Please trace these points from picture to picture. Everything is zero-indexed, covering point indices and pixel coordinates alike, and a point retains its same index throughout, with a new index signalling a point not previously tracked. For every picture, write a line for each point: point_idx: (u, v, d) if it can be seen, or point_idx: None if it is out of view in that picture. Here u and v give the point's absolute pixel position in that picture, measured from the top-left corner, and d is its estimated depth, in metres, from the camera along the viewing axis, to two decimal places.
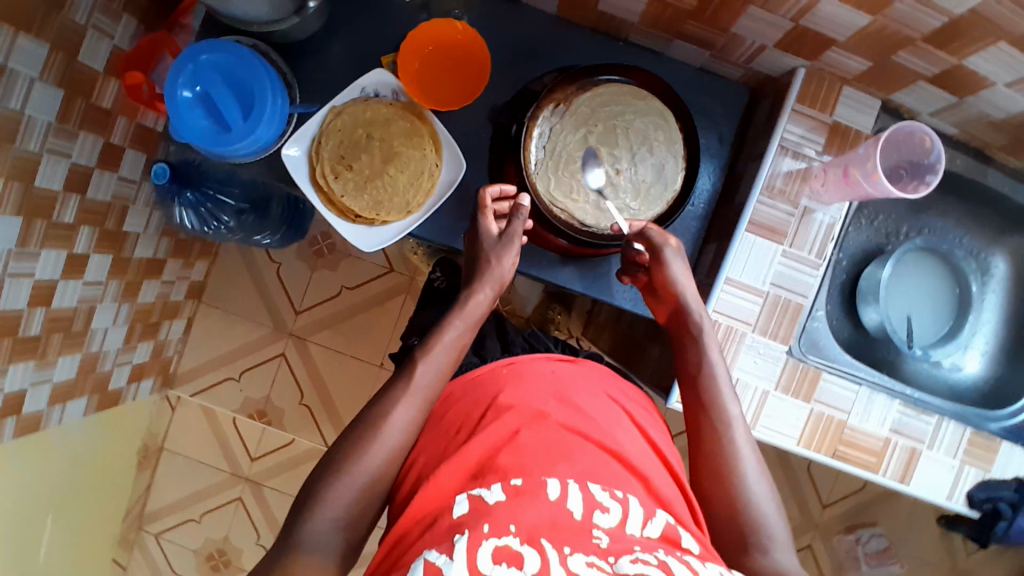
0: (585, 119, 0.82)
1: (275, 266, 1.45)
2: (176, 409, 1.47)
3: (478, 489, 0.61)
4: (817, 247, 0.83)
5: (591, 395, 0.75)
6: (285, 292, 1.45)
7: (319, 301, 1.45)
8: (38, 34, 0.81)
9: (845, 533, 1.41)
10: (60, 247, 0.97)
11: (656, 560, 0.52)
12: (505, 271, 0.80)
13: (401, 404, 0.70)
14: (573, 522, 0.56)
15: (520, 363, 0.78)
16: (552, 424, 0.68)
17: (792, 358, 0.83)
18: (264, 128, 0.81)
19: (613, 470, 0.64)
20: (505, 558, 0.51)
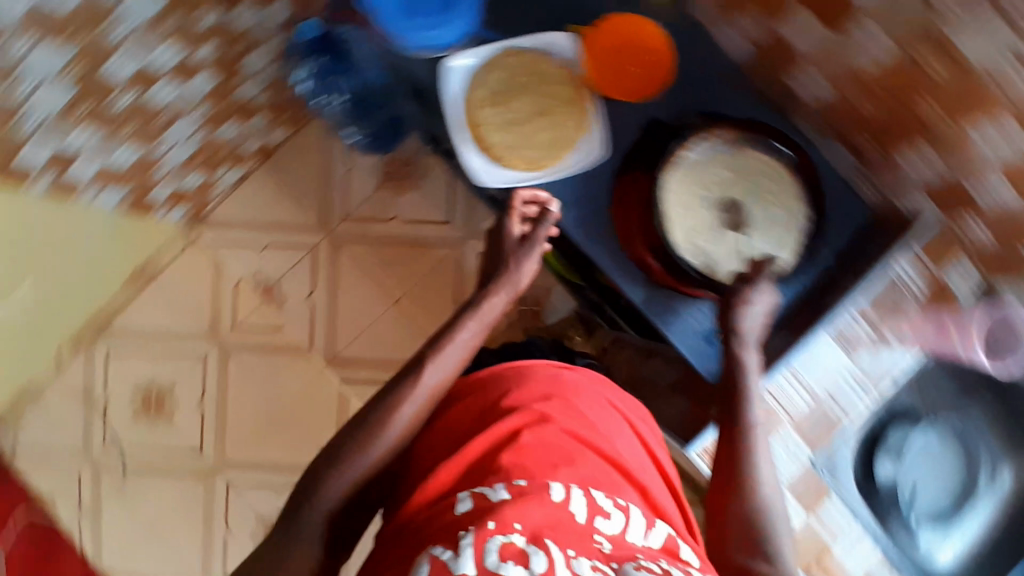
0: (739, 165, 0.88)
1: (345, 162, 1.34)
2: (190, 247, 1.34)
3: (481, 487, 0.64)
4: (875, 379, 0.94)
5: (594, 404, 0.78)
6: (338, 189, 1.34)
7: (365, 213, 1.34)
8: None
9: None
10: (180, 46, 0.92)
11: (658, 569, 0.58)
12: (522, 276, 0.84)
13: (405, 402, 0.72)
14: (577, 525, 0.61)
15: (530, 365, 0.80)
16: (555, 429, 0.71)
17: (814, 469, 0.95)
18: (445, 32, 0.85)
19: (609, 479, 0.69)
20: (512, 556, 0.54)
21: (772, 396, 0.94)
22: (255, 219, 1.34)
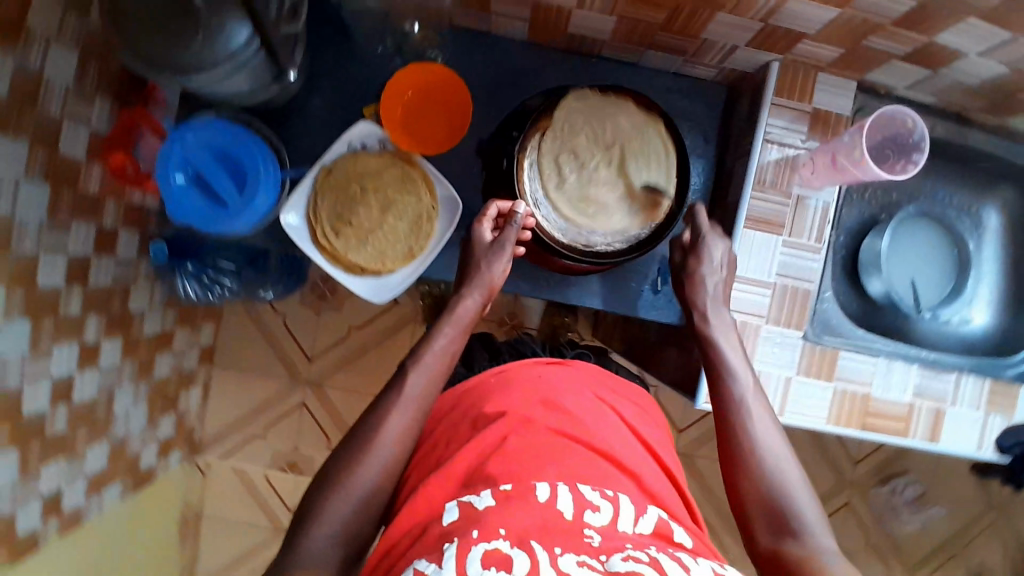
0: (586, 138, 0.84)
1: (280, 316, 1.45)
2: (207, 474, 1.48)
3: (467, 495, 0.64)
4: (816, 231, 0.83)
5: (576, 397, 0.79)
6: (294, 340, 1.46)
7: (331, 344, 1.46)
8: (19, 134, 0.88)
9: (880, 485, 1.42)
10: (73, 339, 1.04)
11: (646, 557, 0.57)
12: (494, 276, 0.82)
13: (393, 412, 0.72)
14: (563, 523, 0.60)
15: (511, 371, 0.83)
16: (540, 428, 0.72)
17: (809, 342, 0.83)
18: (261, 199, 0.82)
19: (603, 471, 0.69)
20: (495, 562, 0.54)
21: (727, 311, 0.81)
22: (252, 410, 1.47)
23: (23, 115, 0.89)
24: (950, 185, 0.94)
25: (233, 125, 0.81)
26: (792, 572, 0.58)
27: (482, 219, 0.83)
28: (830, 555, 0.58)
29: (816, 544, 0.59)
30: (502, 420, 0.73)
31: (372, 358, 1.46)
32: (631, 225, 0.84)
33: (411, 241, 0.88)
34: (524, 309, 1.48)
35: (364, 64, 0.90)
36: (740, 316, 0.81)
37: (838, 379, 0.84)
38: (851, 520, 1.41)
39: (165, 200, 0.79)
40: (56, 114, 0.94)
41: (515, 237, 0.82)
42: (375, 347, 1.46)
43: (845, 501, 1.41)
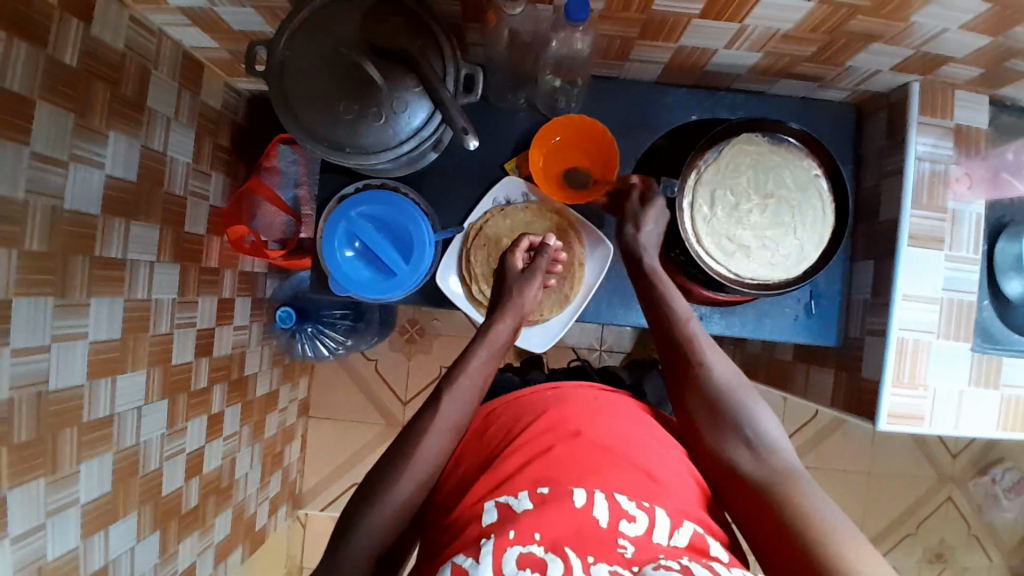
0: (749, 168, 0.83)
1: (372, 362, 1.44)
2: (308, 526, 1.44)
3: (507, 498, 0.67)
4: (974, 243, 0.84)
5: (624, 421, 0.78)
6: (387, 385, 1.45)
7: (424, 387, 1.44)
8: (147, 219, 0.88)
9: (979, 475, 1.44)
10: (200, 413, 1.03)
11: (678, 565, 0.60)
12: (526, 303, 0.83)
13: (428, 432, 0.73)
14: (598, 532, 0.63)
15: (567, 389, 0.83)
16: (586, 441, 0.74)
17: (977, 354, 0.84)
18: (425, 262, 0.82)
19: (639, 483, 0.69)
20: (528, 564, 0.59)
21: (898, 330, 0.83)
22: (352, 459, 1.44)
23: (150, 198, 0.88)
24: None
25: (390, 194, 0.82)
26: (752, 480, 0.69)
27: (515, 249, 0.85)
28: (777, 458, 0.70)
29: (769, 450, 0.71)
30: (546, 433, 0.75)
31: None
32: (790, 259, 0.83)
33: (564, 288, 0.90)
34: (615, 334, 1.48)
35: (494, 116, 0.90)
36: (912, 335, 0.83)
37: (1003, 388, 0.85)
38: (952, 510, 1.44)
39: (332, 274, 0.81)
40: (180, 194, 0.94)
41: (547, 267, 0.85)
42: None
43: (946, 495, 1.44)
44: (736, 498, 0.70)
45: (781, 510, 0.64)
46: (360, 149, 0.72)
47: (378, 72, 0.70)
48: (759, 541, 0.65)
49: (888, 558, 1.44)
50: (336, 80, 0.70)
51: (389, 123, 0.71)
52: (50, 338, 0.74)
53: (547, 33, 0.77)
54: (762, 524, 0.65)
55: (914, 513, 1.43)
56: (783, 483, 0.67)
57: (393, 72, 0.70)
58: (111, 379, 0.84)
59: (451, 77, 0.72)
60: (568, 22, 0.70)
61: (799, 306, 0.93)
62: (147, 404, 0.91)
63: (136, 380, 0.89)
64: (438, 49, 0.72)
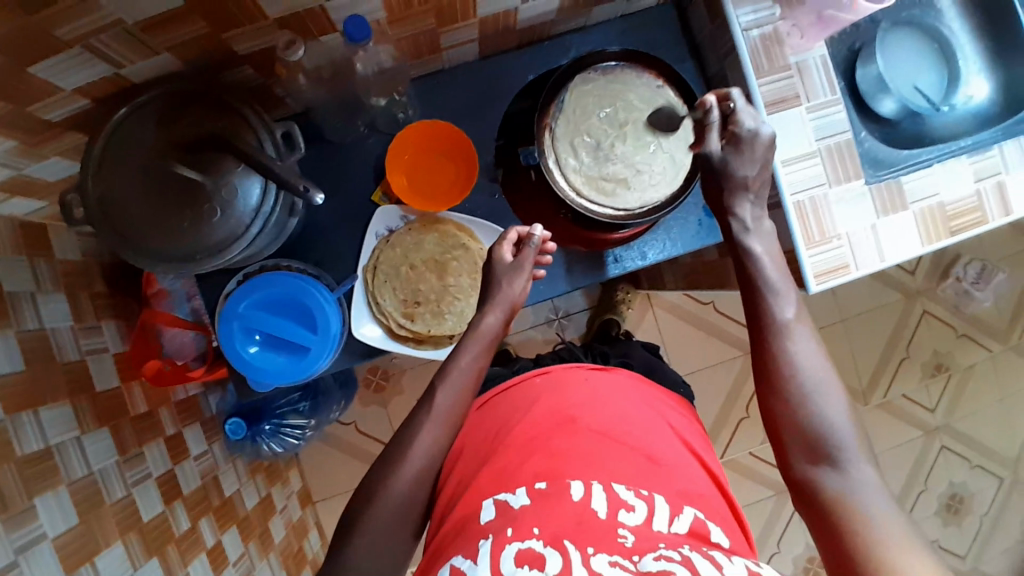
0: (596, 105, 0.83)
1: (351, 426, 1.43)
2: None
3: (503, 495, 0.70)
4: (828, 84, 0.85)
5: (618, 402, 0.82)
6: (375, 441, 1.43)
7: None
8: (53, 398, 0.85)
9: (944, 280, 1.48)
10: (199, 553, 1.00)
11: (678, 556, 0.59)
12: (516, 295, 0.80)
13: (424, 428, 0.74)
14: (599, 522, 0.64)
15: (556, 372, 0.87)
16: (583, 429, 0.77)
17: (875, 185, 0.86)
18: (332, 325, 0.81)
19: (642, 470, 0.73)
20: (528, 560, 0.59)
21: (793, 195, 0.84)
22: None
23: (48, 377, 0.85)
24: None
25: (272, 275, 0.80)
26: (823, 501, 0.62)
27: (499, 241, 0.82)
28: (861, 486, 0.61)
29: (855, 471, 0.62)
30: (548, 425, 0.78)
31: None
32: (668, 172, 0.83)
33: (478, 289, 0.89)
34: (566, 298, 1.48)
35: (342, 157, 0.89)
36: (807, 195, 0.84)
37: (912, 204, 0.87)
38: (934, 322, 1.48)
39: (246, 372, 0.78)
40: (77, 359, 0.91)
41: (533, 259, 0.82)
42: None
43: (923, 310, 1.48)
44: (808, 515, 0.63)
45: (848, 538, 0.58)
46: (213, 249, 0.69)
47: (194, 170, 0.68)
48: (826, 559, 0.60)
49: (895, 390, 1.47)
50: (158, 196, 0.68)
51: (229, 213, 0.69)
52: (13, 554, 0.72)
53: (347, 58, 0.75)
54: (833, 549, 0.59)
55: (901, 339, 1.47)
56: (862, 515, 0.59)
57: (210, 163, 0.68)
58: (91, 564, 0.81)
59: (270, 143, 0.71)
60: (352, 44, 0.68)
61: (700, 209, 0.93)
62: (138, 571, 0.88)
63: (117, 554, 0.86)
64: (244, 122, 0.70)
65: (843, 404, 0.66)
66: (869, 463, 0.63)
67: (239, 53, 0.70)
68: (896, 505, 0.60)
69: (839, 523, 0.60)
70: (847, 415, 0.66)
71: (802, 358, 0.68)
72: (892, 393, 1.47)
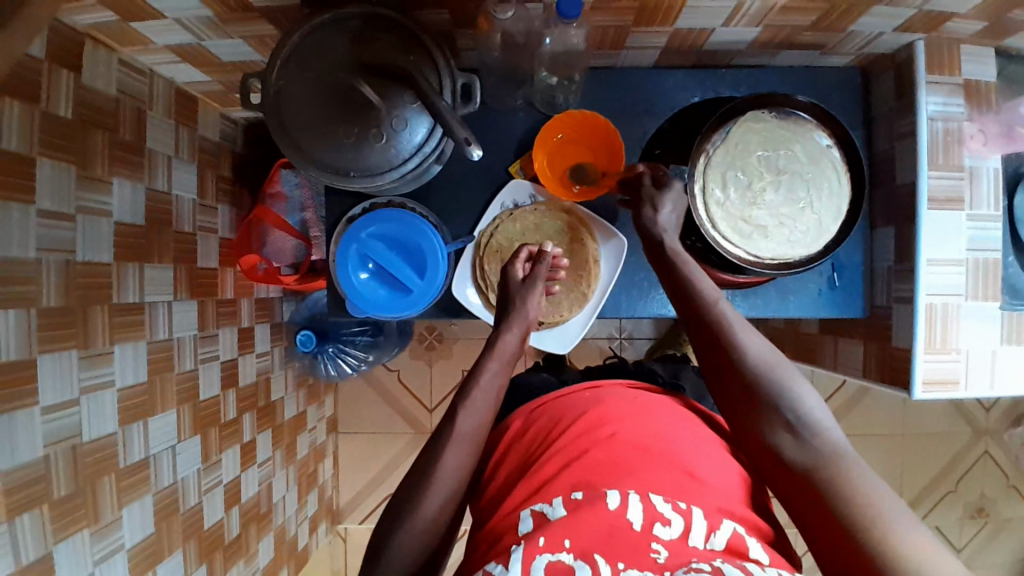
0: (762, 145, 0.81)
1: (394, 373, 1.45)
2: (349, 540, 1.45)
3: (541, 505, 0.68)
4: (994, 198, 0.83)
5: (663, 419, 0.78)
6: (412, 394, 1.45)
7: (449, 392, 1.45)
8: (161, 258, 0.89)
9: (1015, 427, 1.43)
10: (233, 443, 1.04)
11: (709, 568, 0.60)
12: (530, 310, 0.81)
13: (447, 450, 0.70)
14: (632, 535, 0.63)
15: (606, 389, 0.85)
16: (622, 442, 0.74)
17: (1007, 312, 0.83)
18: (441, 275, 0.82)
19: (678, 482, 0.69)
20: (559, 570, 0.60)
21: (926, 296, 0.81)
22: (386, 469, 1.45)
23: (161, 238, 0.89)
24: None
25: (399, 210, 0.81)
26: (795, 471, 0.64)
27: (514, 259, 0.84)
28: (823, 444, 0.64)
29: (817, 433, 0.65)
30: (575, 432, 0.76)
31: None
32: (809, 234, 0.82)
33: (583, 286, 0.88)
34: (634, 321, 1.47)
35: (494, 119, 0.89)
36: (941, 300, 0.81)
37: None
38: (991, 464, 1.43)
39: (350, 297, 0.80)
40: (189, 230, 0.95)
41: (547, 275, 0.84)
42: None
43: (984, 449, 1.43)
44: (789, 490, 0.64)
45: (830, 497, 0.60)
46: (366, 170, 0.71)
47: (376, 94, 0.69)
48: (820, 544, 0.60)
49: (930, 518, 1.43)
50: (332, 106, 0.70)
51: (392, 143, 0.70)
52: (78, 390, 0.74)
53: (540, 30, 0.75)
54: (827, 538, 0.59)
55: (953, 471, 1.42)
56: (832, 476, 0.61)
57: (390, 92, 0.70)
58: (143, 422, 0.85)
59: (449, 90, 0.72)
60: (562, 20, 0.69)
61: (822, 279, 0.91)
62: (180, 442, 0.92)
63: (168, 420, 0.90)
64: (431, 62, 0.71)
65: (792, 370, 0.69)
66: (828, 425, 0.65)
67: None
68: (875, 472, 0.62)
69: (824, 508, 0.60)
70: (796, 378, 0.68)
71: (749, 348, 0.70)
72: (927, 521, 1.43)
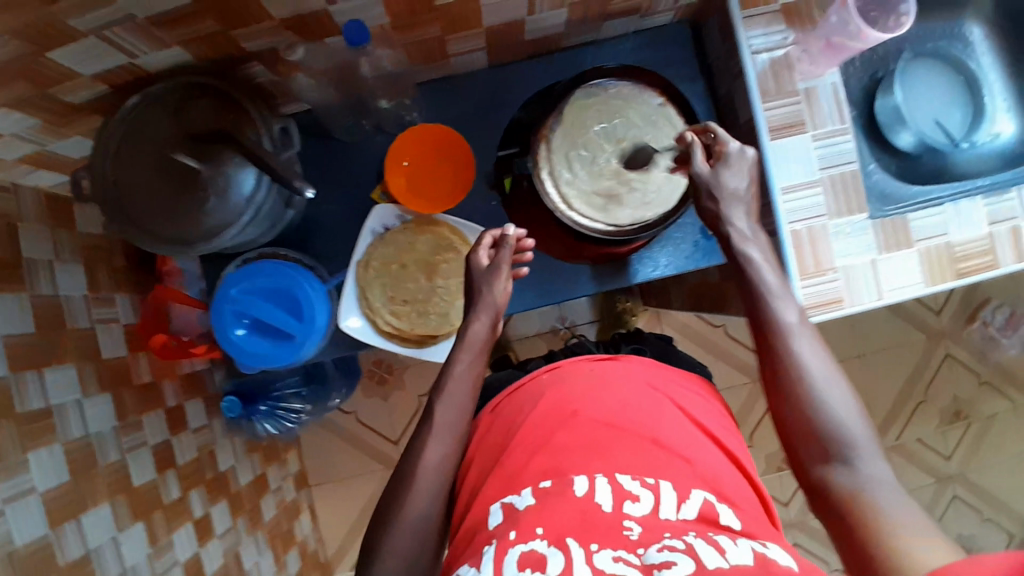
0: (595, 118, 0.82)
1: (352, 415, 1.46)
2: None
3: (510, 498, 0.67)
4: (838, 112, 0.83)
5: (631, 389, 0.77)
6: (374, 431, 1.46)
7: (410, 420, 1.46)
8: (61, 360, 0.89)
9: (971, 323, 1.42)
10: (184, 522, 1.04)
11: (682, 544, 0.57)
12: (499, 296, 0.79)
13: (430, 445, 0.74)
14: (603, 517, 0.61)
15: (565, 367, 0.82)
16: (585, 420, 0.73)
17: (877, 220, 0.83)
18: (319, 316, 0.83)
19: (648, 458, 0.68)
20: (530, 563, 0.57)
21: (790, 225, 0.82)
22: (366, 510, 1.46)
23: (58, 341, 0.90)
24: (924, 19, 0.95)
25: (265, 262, 0.82)
26: (836, 499, 0.63)
27: (477, 246, 0.81)
28: (869, 478, 0.62)
29: (868, 470, 0.63)
30: (545, 418, 0.75)
31: None
32: (661, 192, 0.83)
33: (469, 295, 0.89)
34: (573, 308, 1.47)
35: (346, 153, 0.91)
36: (805, 225, 0.82)
37: (917, 242, 0.84)
38: (956, 365, 1.42)
39: (234, 356, 0.81)
40: (87, 326, 0.96)
41: (511, 259, 0.80)
42: None
43: (946, 352, 1.42)
44: (824, 516, 0.64)
45: (862, 527, 0.59)
46: (205, 234, 0.71)
47: (195, 159, 0.70)
48: (839, 552, 0.61)
49: (909, 433, 1.42)
50: (159, 181, 0.71)
51: (223, 201, 0.71)
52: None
53: (351, 58, 0.77)
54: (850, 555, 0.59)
55: (919, 380, 1.42)
56: (870, 511, 0.60)
57: (209, 152, 0.71)
58: (75, 521, 0.85)
59: (267, 137, 0.73)
60: (354, 47, 0.70)
61: (697, 230, 0.93)
62: (121, 531, 0.91)
63: (103, 515, 0.89)
64: (246, 116, 0.72)
65: (858, 409, 0.67)
66: (883, 463, 0.63)
67: (248, 49, 0.72)
68: (906, 496, 0.61)
69: (852, 531, 0.60)
70: (858, 415, 0.66)
71: (808, 359, 0.69)
72: (906, 436, 1.42)
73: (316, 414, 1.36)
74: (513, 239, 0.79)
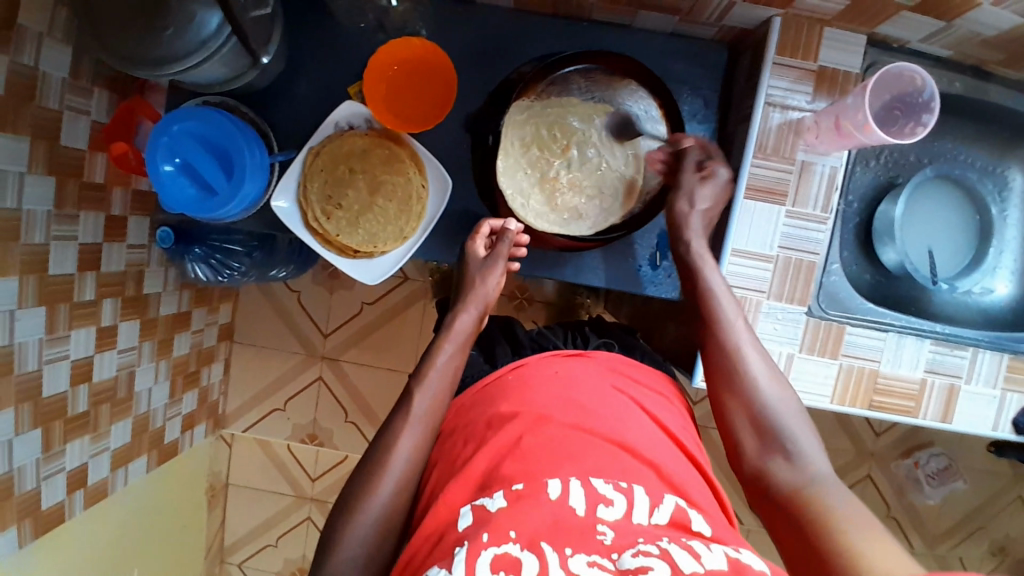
0: (559, 117, 0.84)
1: (295, 294, 1.48)
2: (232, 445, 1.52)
3: (480, 500, 0.57)
4: (822, 200, 0.79)
5: (597, 394, 0.68)
6: (309, 317, 1.49)
7: (345, 320, 1.48)
8: (16, 129, 0.81)
9: (903, 458, 1.38)
10: (88, 324, 1.00)
11: (658, 549, 0.51)
12: (490, 289, 0.80)
13: (402, 433, 0.67)
14: (576, 521, 0.54)
15: (529, 365, 0.73)
16: (556, 425, 0.63)
17: (812, 318, 0.80)
18: (249, 186, 0.83)
19: (619, 461, 0.60)
20: (505, 566, 0.49)
21: None
22: (274, 383, 1.51)
23: (20, 107, 0.81)
24: (966, 143, 0.89)
25: (217, 113, 0.81)
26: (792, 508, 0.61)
27: (474, 235, 0.82)
28: (819, 479, 0.62)
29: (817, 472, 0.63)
30: (509, 414, 0.65)
31: (385, 330, 1.48)
32: (604, 214, 0.85)
33: (402, 226, 0.87)
34: None
35: (345, 42, 0.89)
36: (738, 293, 0.79)
37: (843, 356, 0.80)
38: (872, 490, 1.38)
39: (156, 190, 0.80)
40: (54, 108, 0.87)
41: (507, 253, 0.81)
42: (383, 318, 1.48)
43: (867, 473, 1.38)
44: (777, 524, 0.62)
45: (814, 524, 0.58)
46: (154, 62, 0.71)
47: None
48: (794, 560, 0.59)
49: None
50: None
51: (179, 36, 0.70)
52: None
53: None
54: (802, 563, 0.58)
55: None
56: (819, 511, 0.59)
57: None
58: None
59: None
60: None
61: (646, 256, 0.90)
62: (20, 309, 0.86)
63: (7, 288, 0.83)
64: None
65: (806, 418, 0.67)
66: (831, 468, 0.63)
67: None
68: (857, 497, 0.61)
69: (816, 541, 0.58)
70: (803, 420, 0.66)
71: (756, 369, 0.69)
72: None
73: (258, 278, 1.38)
74: (516, 232, 0.81)
